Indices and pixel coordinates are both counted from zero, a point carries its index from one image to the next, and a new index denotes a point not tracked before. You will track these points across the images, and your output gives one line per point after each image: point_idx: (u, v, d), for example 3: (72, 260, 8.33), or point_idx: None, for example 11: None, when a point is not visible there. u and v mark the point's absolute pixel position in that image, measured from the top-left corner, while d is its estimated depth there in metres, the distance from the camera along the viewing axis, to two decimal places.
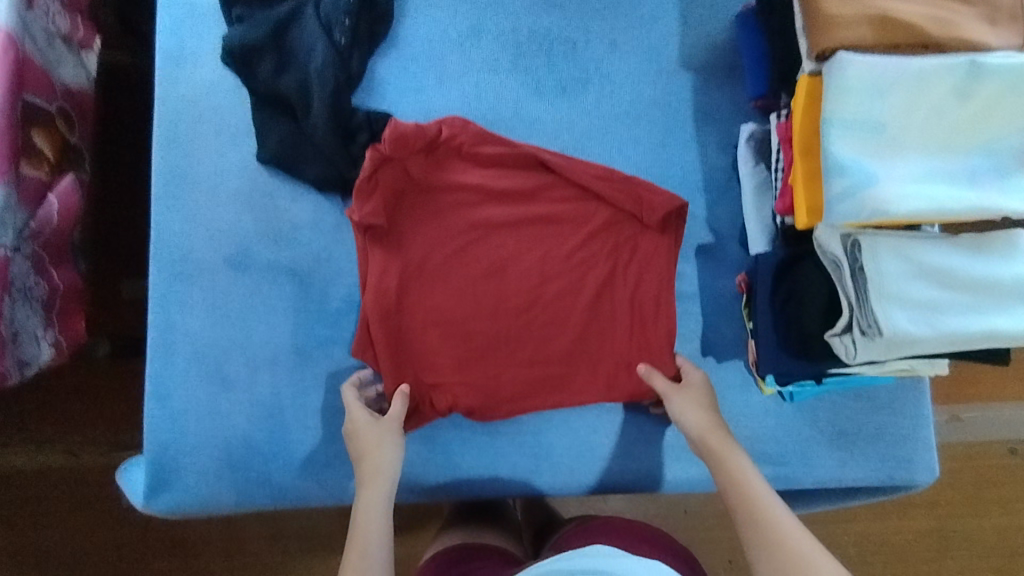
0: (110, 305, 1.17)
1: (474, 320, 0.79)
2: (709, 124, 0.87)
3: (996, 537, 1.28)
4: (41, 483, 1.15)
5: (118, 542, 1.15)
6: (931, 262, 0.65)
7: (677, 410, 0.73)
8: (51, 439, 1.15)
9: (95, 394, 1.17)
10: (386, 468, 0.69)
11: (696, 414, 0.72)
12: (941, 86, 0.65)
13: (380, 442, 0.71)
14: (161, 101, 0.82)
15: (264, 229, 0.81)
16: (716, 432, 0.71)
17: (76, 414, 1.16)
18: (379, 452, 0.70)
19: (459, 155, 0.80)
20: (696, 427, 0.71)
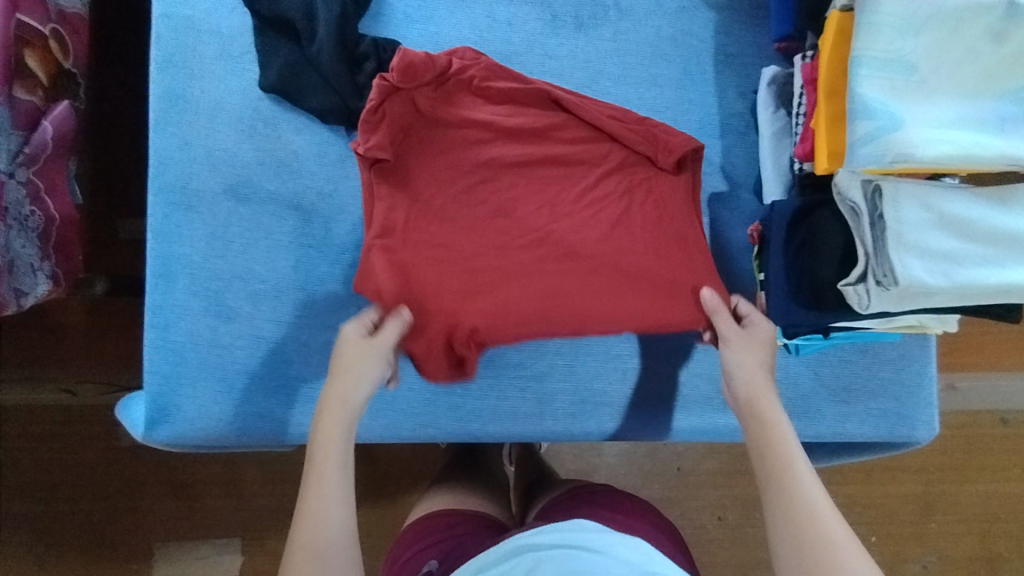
0: (107, 241, 1.15)
1: (483, 258, 0.76)
2: (730, 67, 0.84)
3: (980, 504, 1.30)
4: (37, 415, 1.16)
5: (112, 476, 1.16)
6: (953, 211, 0.64)
7: (730, 353, 0.70)
8: (48, 371, 1.16)
9: (95, 331, 1.17)
10: (356, 393, 0.66)
11: (747, 364, 0.68)
12: (977, 26, 0.62)
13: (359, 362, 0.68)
14: (158, 21, 0.78)
15: (267, 159, 0.79)
16: (766, 387, 0.66)
17: (77, 350, 1.16)
18: (354, 372, 0.67)
19: (469, 89, 0.77)
20: (743, 376, 0.68)
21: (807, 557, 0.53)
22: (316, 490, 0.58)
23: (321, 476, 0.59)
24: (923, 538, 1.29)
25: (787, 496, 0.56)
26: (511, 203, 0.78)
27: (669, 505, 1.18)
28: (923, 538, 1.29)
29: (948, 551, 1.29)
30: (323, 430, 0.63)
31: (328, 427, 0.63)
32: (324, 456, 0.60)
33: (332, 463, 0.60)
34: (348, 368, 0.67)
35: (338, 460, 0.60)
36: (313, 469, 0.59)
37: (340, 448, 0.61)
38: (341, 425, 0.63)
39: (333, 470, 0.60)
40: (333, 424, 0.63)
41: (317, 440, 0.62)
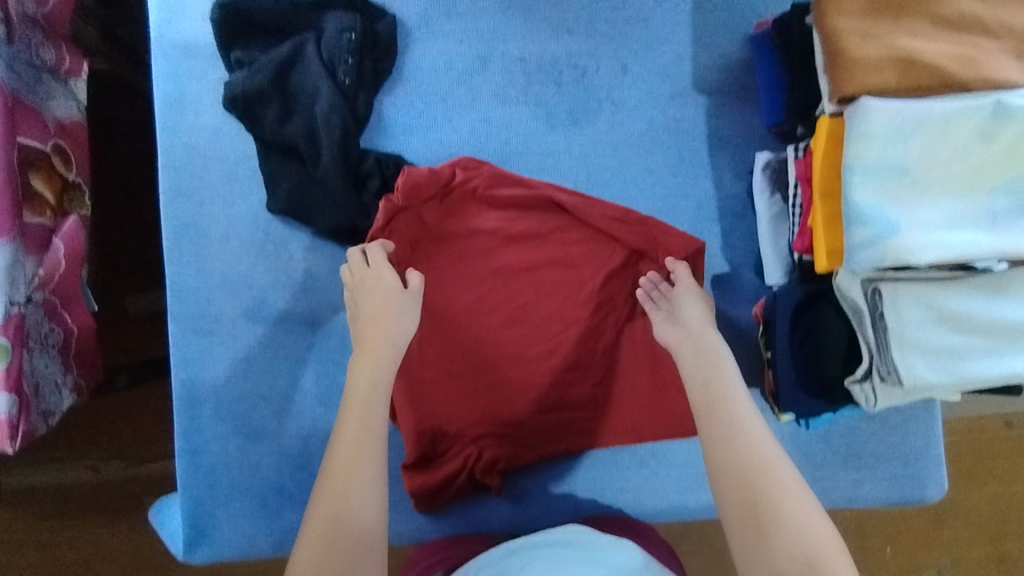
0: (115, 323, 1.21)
1: (496, 368, 0.82)
2: (724, 149, 0.85)
3: (991, 504, 1.33)
4: (69, 502, 1.19)
5: (147, 553, 1.20)
6: (951, 308, 0.66)
7: (683, 299, 0.77)
8: (77, 454, 1.19)
9: (120, 415, 1.21)
10: (390, 344, 0.69)
11: (694, 304, 0.76)
12: (965, 128, 0.64)
13: (383, 308, 0.72)
14: (164, 153, 0.80)
15: (280, 280, 0.81)
16: (709, 328, 0.74)
17: (105, 437, 1.20)
18: (387, 321, 0.71)
19: (474, 199, 0.81)
20: (697, 317, 0.75)
21: (749, 491, 0.58)
22: (351, 436, 0.61)
23: (359, 423, 0.62)
24: (938, 545, 1.32)
25: (734, 444, 0.62)
26: (518, 308, 0.83)
27: None
28: (939, 545, 1.32)
29: (961, 556, 1.32)
30: (360, 380, 0.65)
31: (369, 366, 0.67)
32: (362, 404, 0.63)
33: (371, 411, 0.63)
34: (379, 316, 0.71)
35: (377, 406, 0.63)
36: (350, 414, 0.63)
37: (381, 398, 0.64)
38: (378, 373, 0.66)
39: (371, 418, 0.62)
40: (370, 369, 0.66)
41: (355, 389, 0.65)
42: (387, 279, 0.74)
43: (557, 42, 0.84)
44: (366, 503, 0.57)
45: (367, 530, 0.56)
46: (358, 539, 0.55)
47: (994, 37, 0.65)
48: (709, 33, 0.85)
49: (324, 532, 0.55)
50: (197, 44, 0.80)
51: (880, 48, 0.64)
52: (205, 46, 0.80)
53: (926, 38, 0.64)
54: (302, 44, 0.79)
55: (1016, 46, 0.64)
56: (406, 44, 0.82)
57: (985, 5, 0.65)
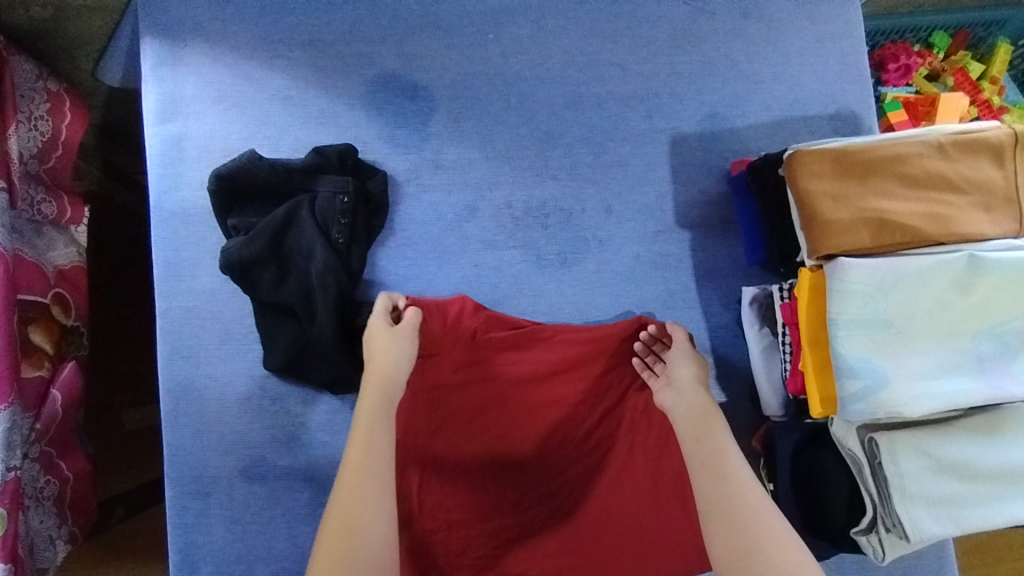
0: (116, 439, 1.20)
1: (496, 513, 0.81)
2: (710, 282, 0.87)
3: None
4: None
5: None
6: (950, 456, 0.66)
7: (677, 364, 0.78)
8: None
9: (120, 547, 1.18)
10: (389, 373, 0.71)
11: (689, 368, 0.77)
12: (942, 281, 0.66)
13: (380, 345, 0.73)
14: (162, 316, 0.81)
15: (276, 436, 0.81)
16: (700, 391, 0.75)
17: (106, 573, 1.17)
18: (382, 355, 0.72)
19: (470, 344, 0.81)
20: (687, 379, 0.76)
21: (738, 534, 0.59)
22: (358, 455, 0.62)
23: (364, 442, 0.63)
24: None
25: (722, 488, 0.63)
26: (517, 448, 0.83)
27: None
28: None
29: None
30: (366, 405, 0.67)
31: (372, 392, 0.68)
32: (366, 429, 0.64)
33: (374, 431, 0.64)
34: (378, 357, 0.72)
35: (380, 427, 0.65)
36: (356, 435, 0.64)
37: (382, 419, 0.66)
38: (382, 398, 0.68)
39: (374, 438, 0.63)
40: (375, 395, 0.68)
41: (360, 416, 0.66)
42: (380, 324, 0.75)
43: (543, 187, 0.87)
44: (377, 517, 0.58)
45: (379, 538, 0.57)
46: (372, 549, 0.56)
47: (963, 192, 0.68)
48: (686, 172, 0.89)
49: (338, 535, 0.56)
50: (196, 209, 0.83)
51: (851, 209, 0.67)
52: (202, 213, 0.83)
53: (894, 197, 0.68)
54: (297, 207, 0.82)
55: (984, 199, 0.68)
56: (398, 198, 0.85)
57: (948, 161, 0.69)
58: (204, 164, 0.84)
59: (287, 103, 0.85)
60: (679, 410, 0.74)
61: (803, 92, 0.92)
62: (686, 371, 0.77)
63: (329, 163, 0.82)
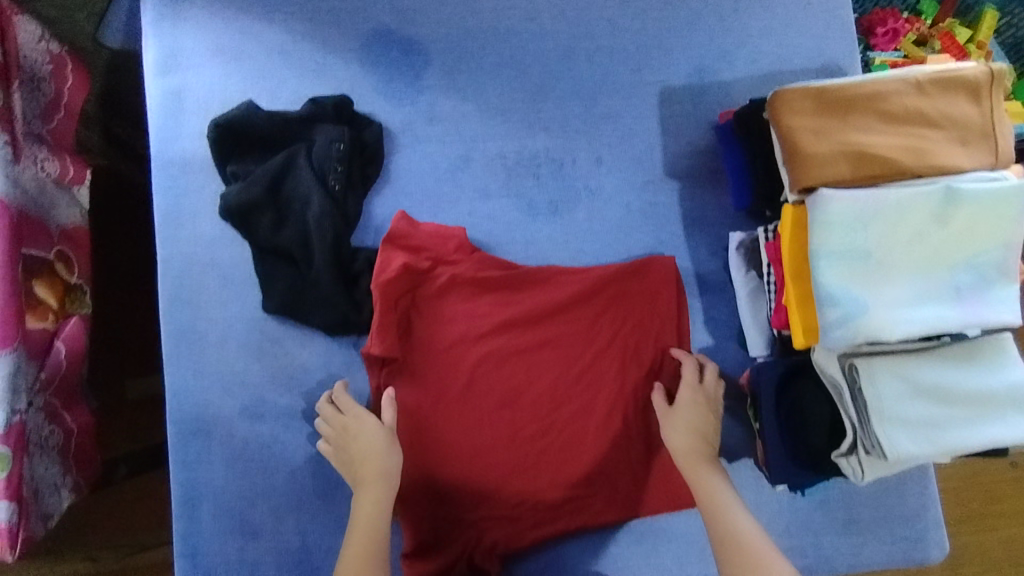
0: (114, 408, 1.22)
1: (491, 451, 0.84)
2: (699, 229, 0.90)
3: (1003, 554, 1.32)
4: None
5: None
6: (926, 380, 0.69)
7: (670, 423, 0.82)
8: (70, 549, 1.20)
9: (120, 507, 1.22)
10: (386, 481, 0.75)
11: (696, 414, 0.82)
12: (921, 211, 0.68)
13: (372, 451, 0.76)
14: (164, 263, 0.83)
15: (275, 377, 0.83)
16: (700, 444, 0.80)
17: (110, 530, 1.21)
18: (378, 458, 0.76)
19: (464, 285, 0.86)
20: (681, 440, 0.81)
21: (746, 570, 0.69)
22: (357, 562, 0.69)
23: (363, 549, 0.70)
24: None
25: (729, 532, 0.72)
26: (511, 389, 0.85)
27: None
28: None
29: None
30: (366, 503, 0.73)
31: (370, 493, 0.74)
32: (368, 527, 0.72)
33: (373, 531, 0.72)
34: (374, 455, 0.76)
35: (382, 522, 0.73)
36: (357, 534, 0.71)
37: (382, 521, 0.73)
38: (380, 501, 0.74)
39: (374, 535, 0.71)
40: (375, 489, 0.74)
41: (360, 516, 0.73)
42: (365, 419, 0.78)
43: (535, 138, 0.89)
44: None
45: None
46: None
47: (940, 127, 0.70)
48: (675, 123, 0.91)
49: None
50: (194, 159, 0.85)
51: (831, 143, 0.69)
52: (202, 163, 0.85)
53: (874, 131, 0.70)
54: (294, 155, 0.84)
55: (961, 134, 0.70)
56: (393, 148, 0.87)
57: (927, 98, 0.71)
58: (203, 116, 0.85)
59: (283, 57, 0.87)
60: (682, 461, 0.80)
61: (791, 46, 0.94)
62: (691, 416, 0.82)
63: (325, 113, 0.85)
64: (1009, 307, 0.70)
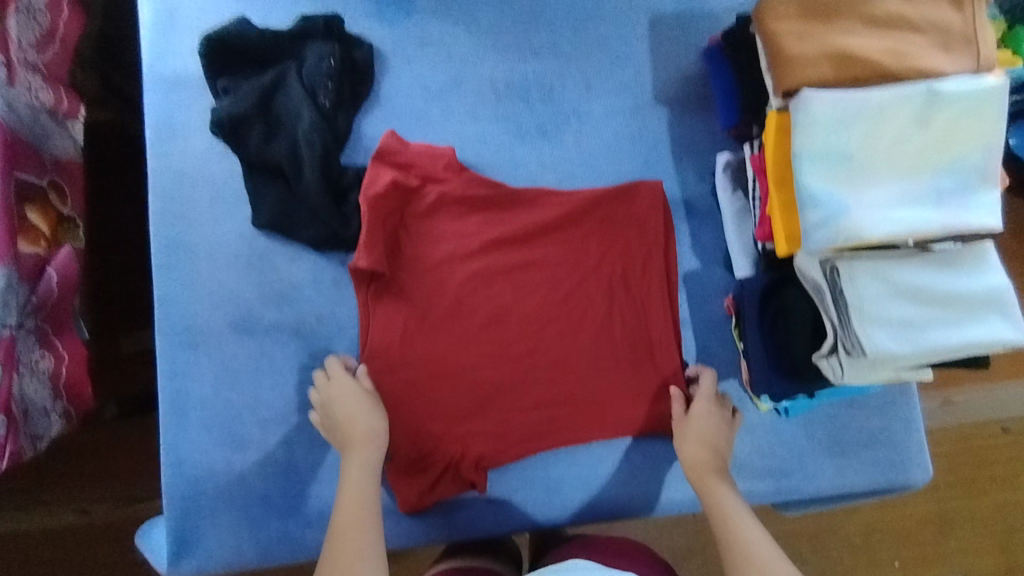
0: (114, 361, 1.18)
1: (476, 369, 0.84)
2: (687, 154, 0.90)
3: (995, 513, 1.32)
4: (42, 544, 1.16)
5: None
6: (905, 281, 0.70)
7: (684, 430, 0.81)
8: (58, 500, 1.17)
9: (105, 454, 1.18)
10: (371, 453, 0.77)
11: (714, 427, 0.81)
12: (902, 113, 0.69)
13: (356, 421, 0.78)
14: (154, 176, 0.84)
15: (264, 291, 0.84)
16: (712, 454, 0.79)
17: (99, 477, 1.18)
18: (362, 421, 0.78)
19: (453, 203, 0.86)
20: (692, 448, 0.80)
21: None
22: (349, 528, 0.71)
23: (353, 520, 0.71)
24: (945, 556, 1.31)
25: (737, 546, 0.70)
26: (498, 307, 0.85)
27: (690, 557, 1.16)
28: (945, 556, 1.30)
29: (971, 564, 1.31)
30: (355, 465, 0.75)
31: (359, 459, 0.76)
32: (358, 488, 0.74)
33: (365, 490, 0.74)
34: (357, 418, 0.78)
35: (370, 485, 0.74)
36: (348, 496, 0.73)
37: (371, 482, 0.75)
38: (368, 464, 0.76)
39: (365, 496, 0.73)
40: (361, 454, 0.76)
41: (348, 476, 0.75)
42: (350, 385, 0.79)
43: (525, 63, 0.90)
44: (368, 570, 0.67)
45: None
46: None
47: (921, 32, 0.71)
48: (665, 50, 0.92)
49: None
50: (186, 76, 0.85)
51: (815, 46, 0.70)
52: (195, 80, 0.85)
53: (857, 35, 0.71)
54: (286, 72, 0.85)
55: (942, 39, 0.71)
56: (384, 70, 0.88)
57: (909, 4, 0.72)
58: (195, 33, 0.86)
59: None
60: (694, 472, 0.79)
61: None
62: (704, 427, 0.81)
63: (316, 30, 0.85)
64: (991, 212, 0.69)
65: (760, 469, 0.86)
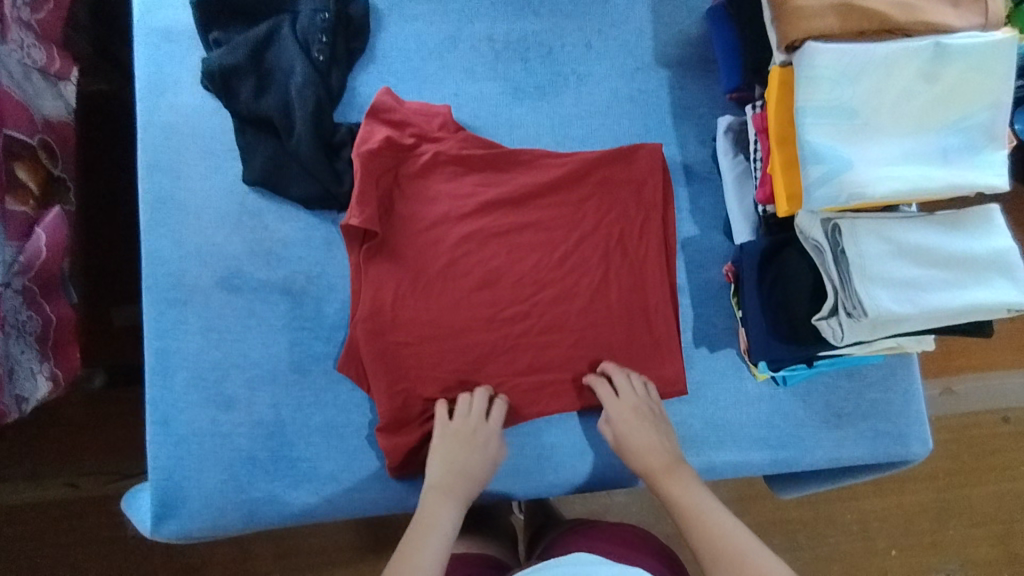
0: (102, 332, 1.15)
1: (469, 331, 0.82)
2: (688, 119, 0.89)
3: (994, 504, 1.30)
4: (27, 518, 1.11)
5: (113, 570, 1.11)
6: (909, 242, 0.68)
7: (624, 446, 0.79)
8: (46, 472, 1.12)
9: (93, 427, 1.14)
10: (465, 492, 0.76)
11: (642, 428, 0.79)
12: (908, 69, 0.67)
13: (470, 460, 0.77)
14: (143, 129, 0.82)
15: (254, 249, 0.82)
16: (662, 457, 0.78)
17: (83, 451, 1.13)
18: (470, 462, 0.77)
19: (448, 163, 0.84)
20: (640, 460, 0.78)
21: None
22: (413, 547, 0.70)
23: (419, 540, 0.70)
24: (943, 546, 1.28)
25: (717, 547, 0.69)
26: (492, 270, 0.83)
27: (684, 538, 1.15)
28: (943, 546, 1.28)
29: (969, 556, 1.29)
30: (435, 494, 0.75)
31: (446, 494, 0.76)
32: (431, 519, 0.73)
33: (438, 517, 0.73)
34: (460, 453, 0.77)
35: (445, 514, 0.74)
36: (422, 517, 0.73)
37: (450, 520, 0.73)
38: (455, 502, 0.75)
39: (437, 526, 0.72)
40: (450, 486, 0.76)
41: (428, 501, 0.75)
42: (478, 427, 0.78)
43: (524, 22, 0.88)
44: None
45: None
46: None
47: None
48: (667, 12, 0.90)
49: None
50: (178, 29, 0.84)
51: None
52: (186, 33, 0.84)
53: None
54: (279, 25, 0.83)
55: None
56: (379, 27, 0.87)
57: None
58: None
59: None
60: (653, 479, 0.77)
61: None
62: (642, 435, 0.78)
63: None
64: (997, 171, 0.68)
65: (757, 439, 0.84)
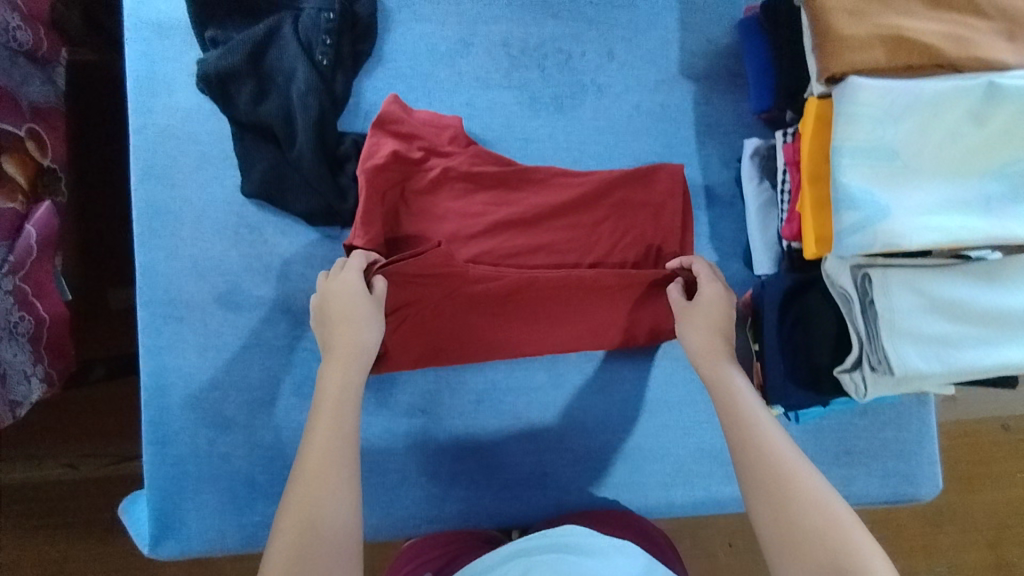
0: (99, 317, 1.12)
1: (473, 348, 0.80)
2: (711, 138, 0.84)
3: (988, 510, 1.30)
4: (27, 499, 1.11)
5: (110, 552, 1.11)
6: (943, 294, 0.64)
7: (686, 327, 0.72)
8: (49, 453, 1.12)
9: (89, 412, 1.13)
10: (354, 343, 0.67)
11: (717, 311, 0.71)
12: (956, 109, 0.62)
13: (350, 312, 0.68)
14: (135, 133, 0.77)
15: (253, 264, 0.79)
16: (717, 338, 0.70)
17: (81, 436, 1.13)
18: (356, 325, 0.68)
19: (457, 178, 0.79)
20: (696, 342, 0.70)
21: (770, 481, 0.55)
22: (324, 437, 0.58)
23: (330, 417, 0.60)
24: (935, 551, 1.29)
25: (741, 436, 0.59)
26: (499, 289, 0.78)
27: (679, 536, 1.15)
28: (935, 551, 1.29)
29: (960, 562, 1.29)
30: (330, 372, 0.64)
31: (338, 368, 0.65)
32: (333, 410, 0.60)
33: (343, 399, 0.62)
34: (344, 318, 0.68)
35: (352, 388, 0.63)
36: (323, 398, 0.61)
37: (350, 403, 0.62)
38: (349, 372, 0.65)
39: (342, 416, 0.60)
40: (338, 364, 0.65)
41: (322, 399, 0.62)
42: (354, 283, 0.69)
43: (541, 26, 0.83)
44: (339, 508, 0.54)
45: (341, 532, 0.53)
46: (331, 540, 0.52)
47: (984, 18, 0.65)
48: (694, 20, 0.84)
49: (299, 541, 0.51)
50: (174, 24, 0.79)
51: (868, 27, 0.64)
52: (180, 28, 0.79)
53: (915, 17, 0.65)
54: (280, 24, 0.78)
55: (1008, 28, 0.65)
56: (387, 26, 0.81)
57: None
58: None
59: None
60: (696, 357, 0.70)
61: None
62: (711, 315, 0.71)
63: None
64: None
65: None
